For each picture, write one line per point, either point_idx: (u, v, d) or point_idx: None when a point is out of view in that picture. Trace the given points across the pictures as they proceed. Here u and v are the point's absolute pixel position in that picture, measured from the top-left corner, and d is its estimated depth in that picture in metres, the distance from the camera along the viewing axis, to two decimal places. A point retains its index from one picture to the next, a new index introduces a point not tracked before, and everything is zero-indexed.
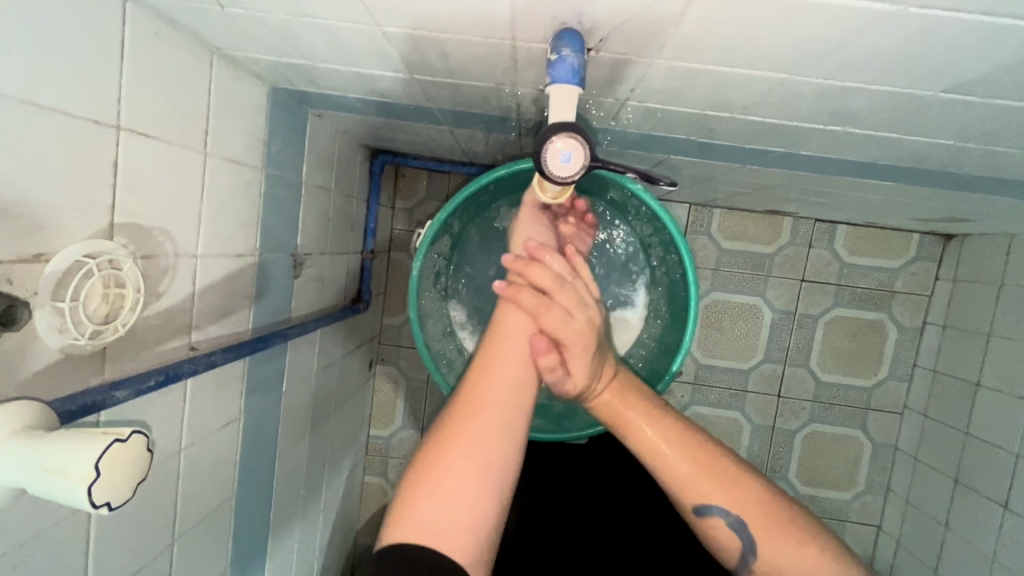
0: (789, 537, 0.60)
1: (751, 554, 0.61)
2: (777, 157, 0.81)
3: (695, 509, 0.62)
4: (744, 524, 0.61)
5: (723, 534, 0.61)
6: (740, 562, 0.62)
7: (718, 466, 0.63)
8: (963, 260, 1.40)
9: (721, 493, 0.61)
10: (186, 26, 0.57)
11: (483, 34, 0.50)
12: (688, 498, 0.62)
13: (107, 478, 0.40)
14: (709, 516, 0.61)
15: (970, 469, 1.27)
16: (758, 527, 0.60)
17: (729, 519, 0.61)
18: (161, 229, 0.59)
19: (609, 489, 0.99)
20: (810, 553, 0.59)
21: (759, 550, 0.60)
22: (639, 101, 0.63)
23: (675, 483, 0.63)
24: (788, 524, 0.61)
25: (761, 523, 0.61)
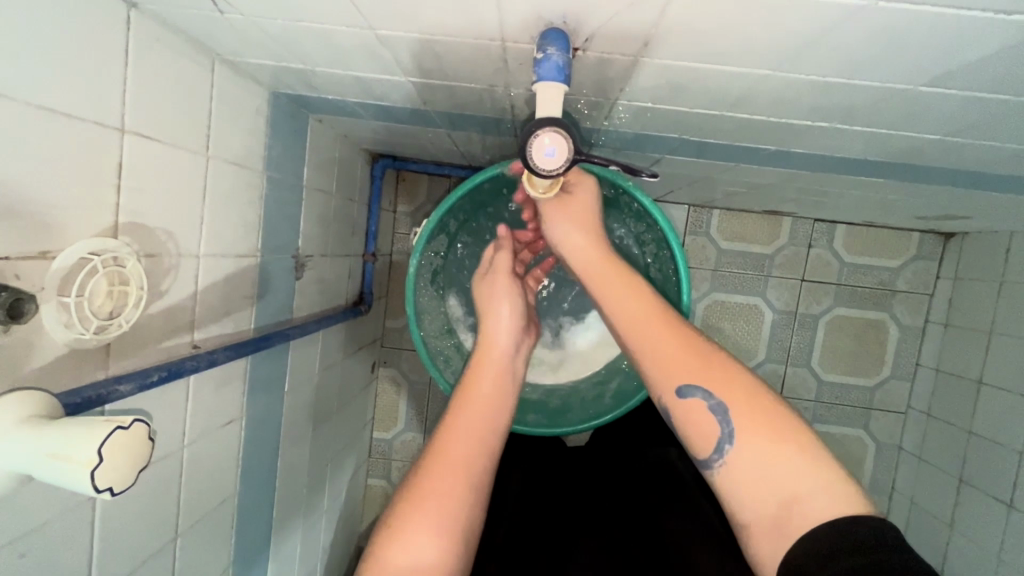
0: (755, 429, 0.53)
1: (728, 444, 0.53)
2: (770, 155, 0.81)
3: (677, 388, 0.57)
4: (726, 410, 0.54)
5: (700, 420, 0.55)
6: (716, 456, 0.54)
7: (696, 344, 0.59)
8: (963, 259, 1.40)
9: (694, 364, 0.57)
10: (187, 32, 0.59)
11: (473, 35, 0.51)
12: (665, 378, 0.58)
13: (108, 464, 0.40)
14: (689, 398, 0.56)
15: (974, 467, 1.27)
16: (737, 410, 0.54)
17: (710, 403, 0.55)
18: (164, 229, 0.60)
19: (614, 467, 0.97)
20: (792, 449, 0.51)
21: (737, 433, 0.53)
22: (630, 100, 0.64)
23: (657, 368, 0.59)
24: (774, 420, 0.53)
25: (743, 410, 0.54)
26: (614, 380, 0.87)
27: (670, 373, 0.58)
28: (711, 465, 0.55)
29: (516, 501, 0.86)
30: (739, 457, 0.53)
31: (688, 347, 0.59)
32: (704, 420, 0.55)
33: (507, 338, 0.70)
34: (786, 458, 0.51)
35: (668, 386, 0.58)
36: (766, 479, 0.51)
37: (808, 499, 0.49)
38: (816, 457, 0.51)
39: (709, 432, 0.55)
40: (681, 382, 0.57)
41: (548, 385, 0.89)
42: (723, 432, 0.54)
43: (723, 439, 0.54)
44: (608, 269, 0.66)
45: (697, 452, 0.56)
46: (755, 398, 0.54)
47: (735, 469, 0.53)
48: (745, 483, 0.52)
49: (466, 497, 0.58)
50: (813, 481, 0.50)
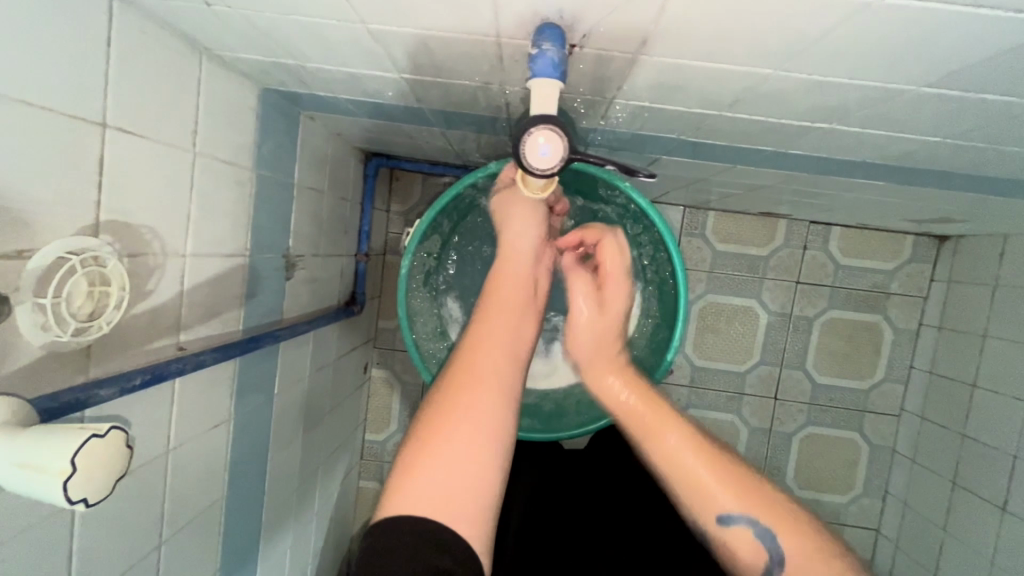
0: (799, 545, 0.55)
1: (777, 568, 0.56)
2: (768, 156, 0.81)
3: (722, 514, 0.58)
4: (773, 535, 0.56)
5: (745, 545, 0.57)
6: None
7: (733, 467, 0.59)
8: (957, 262, 1.40)
9: (732, 490, 0.58)
10: (173, 25, 0.57)
11: (468, 31, 0.50)
12: (709, 506, 0.58)
13: (82, 473, 0.39)
14: (734, 525, 0.57)
15: (967, 470, 1.27)
16: (783, 533, 0.56)
17: (756, 530, 0.57)
18: (148, 228, 0.59)
19: (614, 485, 0.97)
20: (837, 564, 0.55)
21: (789, 561, 0.55)
22: (627, 98, 0.63)
23: (693, 491, 0.58)
24: (809, 538, 0.56)
25: (790, 535, 0.56)
26: None
27: (712, 503, 0.58)
28: None
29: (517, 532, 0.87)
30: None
31: (724, 469, 0.59)
32: (750, 546, 0.56)
33: (528, 253, 0.64)
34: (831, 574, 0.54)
35: (710, 510, 0.58)
36: None
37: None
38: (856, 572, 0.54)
39: (755, 556, 0.56)
40: (726, 513, 0.57)
41: (543, 389, 0.88)
42: (771, 558, 0.56)
43: (771, 563, 0.56)
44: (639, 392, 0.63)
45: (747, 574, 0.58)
46: (794, 520, 0.57)
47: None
48: None
49: (491, 453, 0.52)
50: None
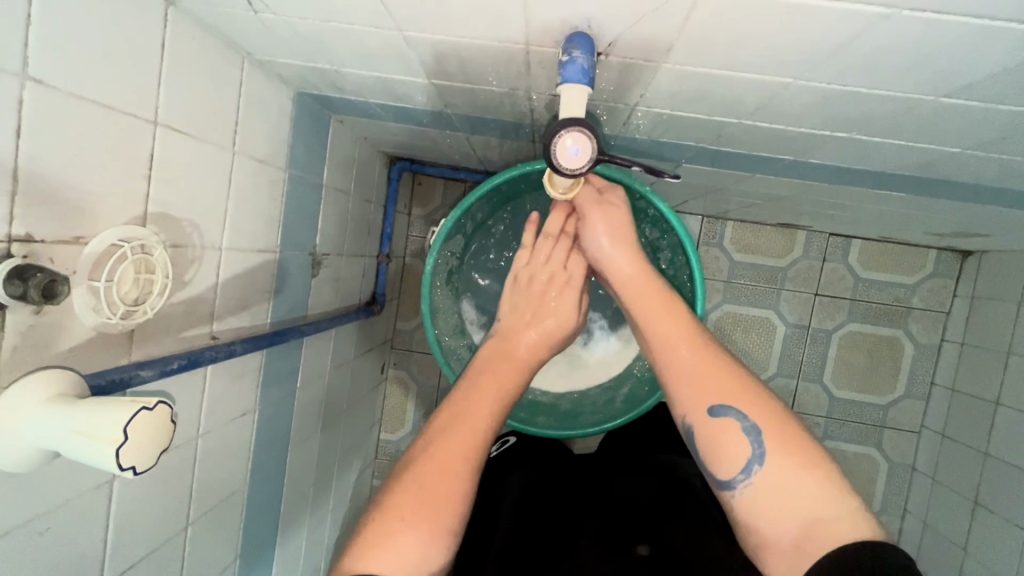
0: (780, 437, 0.55)
1: (757, 464, 0.55)
2: (787, 166, 0.82)
3: (710, 408, 0.58)
4: (759, 434, 0.56)
5: (732, 441, 0.56)
6: (740, 474, 0.55)
7: (725, 367, 0.60)
8: (981, 278, 1.38)
9: (719, 385, 0.59)
10: (220, 31, 0.60)
11: (499, 38, 0.52)
12: (697, 399, 0.59)
13: (133, 443, 0.41)
14: (721, 418, 0.58)
15: (990, 490, 1.24)
16: (770, 433, 0.56)
17: (743, 425, 0.57)
18: (190, 221, 0.62)
19: (606, 494, 0.93)
20: (820, 474, 0.53)
21: (770, 457, 0.55)
22: (648, 106, 0.65)
23: (685, 383, 0.61)
24: (799, 443, 0.55)
25: (775, 436, 0.55)
26: (625, 385, 0.86)
27: (703, 395, 0.59)
28: (733, 485, 0.56)
29: (510, 525, 0.82)
30: (768, 478, 0.54)
31: (719, 371, 0.60)
32: (736, 440, 0.56)
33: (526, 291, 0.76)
34: (811, 479, 0.53)
35: (699, 406, 0.59)
36: (793, 502, 0.53)
37: (832, 520, 0.51)
38: (838, 485, 0.53)
39: (738, 450, 0.56)
40: (714, 402, 0.58)
41: (558, 390, 0.89)
42: (753, 452, 0.55)
43: (752, 459, 0.55)
44: (644, 284, 0.68)
45: (722, 473, 0.57)
46: (785, 424, 0.56)
47: (763, 491, 0.54)
48: (770, 506, 0.53)
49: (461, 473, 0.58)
50: (835, 508, 0.52)
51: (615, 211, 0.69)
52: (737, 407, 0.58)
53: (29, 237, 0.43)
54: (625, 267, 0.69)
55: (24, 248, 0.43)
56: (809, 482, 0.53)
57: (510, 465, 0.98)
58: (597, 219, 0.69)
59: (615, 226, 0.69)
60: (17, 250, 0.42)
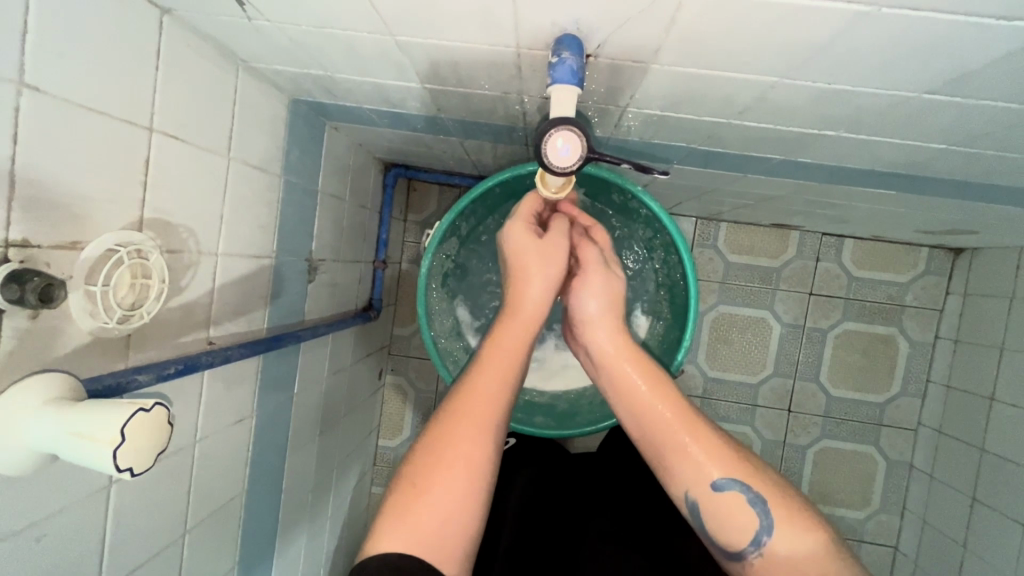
0: (783, 506, 0.56)
1: (766, 535, 0.56)
2: (777, 165, 0.83)
3: (712, 484, 0.58)
4: (763, 502, 0.56)
5: (738, 515, 0.57)
6: (752, 546, 0.56)
7: (722, 440, 0.60)
8: (973, 275, 1.39)
9: (720, 459, 0.58)
10: (214, 39, 0.61)
11: (490, 41, 0.53)
12: (698, 475, 0.58)
13: (130, 444, 0.41)
14: (725, 492, 0.57)
15: (987, 486, 1.24)
16: (773, 504, 0.56)
17: (747, 496, 0.57)
18: (186, 227, 0.62)
19: (607, 496, 0.95)
20: (823, 536, 0.55)
21: (776, 529, 0.55)
22: (639, 107, 0.66)
23: (684, 461, 0.59)
24: (799, 509, 0.56)
25: (781, 509, 0.56)
26: None
27: (704, 470, 0.58)
28: (745, 555, 0.57)
29: (513, 527, 0.84)
30: (774, 550, 0.55)
31: (714, 445, 0.59)
32: (744, 513, 0.56)
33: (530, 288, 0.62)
34: (818, 550, 0.54)
35: (705, 481, 0.58)
36: (803, 571, 0.54)
37: None
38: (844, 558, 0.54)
39: (746, 525, 0.56)
40: (717, 476, 0.58)
41: (555, 392, 0.89)
42: (761, 523, 0.56)
43: (761, 530, 0.56)
44: (630, 355, 0.64)
45: (732, 545, 0.57)
46: (784, 492, 0.57)
47: (769, 564, 0.55)
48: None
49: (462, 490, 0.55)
50: (840, 568, 0.54)
51: (608, 279, 0.67)
52: (743, 479, 0.58)
53: (26, 242, 0.44)
54: (608, 333, 0.65)
55: (21, 253, 0.43)
56: (813, 546, 0.55)
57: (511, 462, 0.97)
58: (592, 276, 0.66)
59: (603, 292, 0.66)
60: (14, 255, 0.43)
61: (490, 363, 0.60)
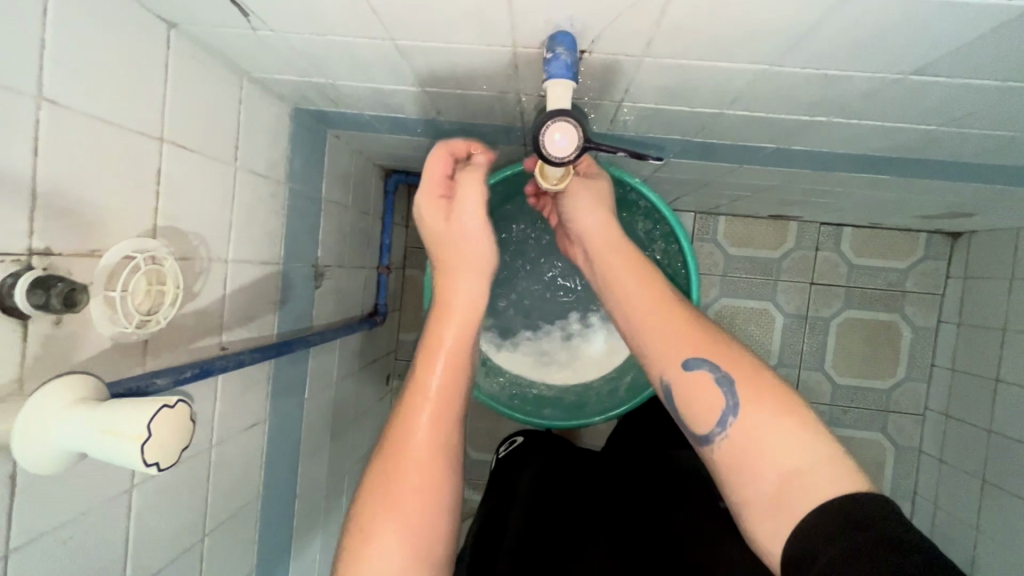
0: (755, 388, 0.55)
1: (731, 415, 0.55)
2: (771, 154, 0.84)
3: (684, 360, 0.59)
4: (732, 383, 0.56)
5: (705, 392, 0.57)
6: (717, 427, 0.55)
7: (698, 326, 0.61)
8: (972, 258, 1.40)
9: (689, 343, 0.60)
10: (218, 51, 0.63)
11: (486, 42, 0.55)
12: (670, 354, 0.60)
13: (156, 439, 0.42)
14: (694, 371, 0.58)
15: (997, 467, 1.25)
16: (742, 384, 0.56)
17: (716, 377, 0.57)
18: (197, 234, 0.64)
19: (616, 491, 0.94)
20: (799, 424, 0.53)
21: (742, 406, 0.55)
22: (633, 101, 0.67)
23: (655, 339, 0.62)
24: (775, 392, 0.55)
25: (747, 385, 0.56)
26: (628, 374, 0.88)
27: (675, 349, 0.60)
28: (711, 439, 0.56)
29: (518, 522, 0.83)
30: (743, 426, 0.54)
31: (686, 331, 0.61)
32: (710, 392, 0.57)
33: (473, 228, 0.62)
34: (788, 424, 0.53)
35: (673, 363, 0.60)
36: (770, 453, 0.52)
37: (812, 471, 0.50)
38: (818, 430, 0.53)
39: (713, 403, 0.56)
40: (687, 356, 0.59)
41: (562, 385, 0.91)
42: (727, 403, 0.55)
43: (727, 411, 0.55)
44: (614, 248, 0.67)
45: (699, 427, 0.57)
46: (760, 375, 0.56)
47: (738, 440, 0.54)
48: (745, 454, 0.53)
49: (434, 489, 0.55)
50: (812, 454, 0.51)
51: (594, 183, 0.69)
52: (708, 359, 0.58)
53: (48, 251, 0.45)
54: (598, 227, 0.68)
55: (44, 260, 0.45)
56: (786, 430, 0.52)
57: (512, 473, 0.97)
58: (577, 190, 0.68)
59: (591, 202, 0.68)
60: (37, 263, 0.44)
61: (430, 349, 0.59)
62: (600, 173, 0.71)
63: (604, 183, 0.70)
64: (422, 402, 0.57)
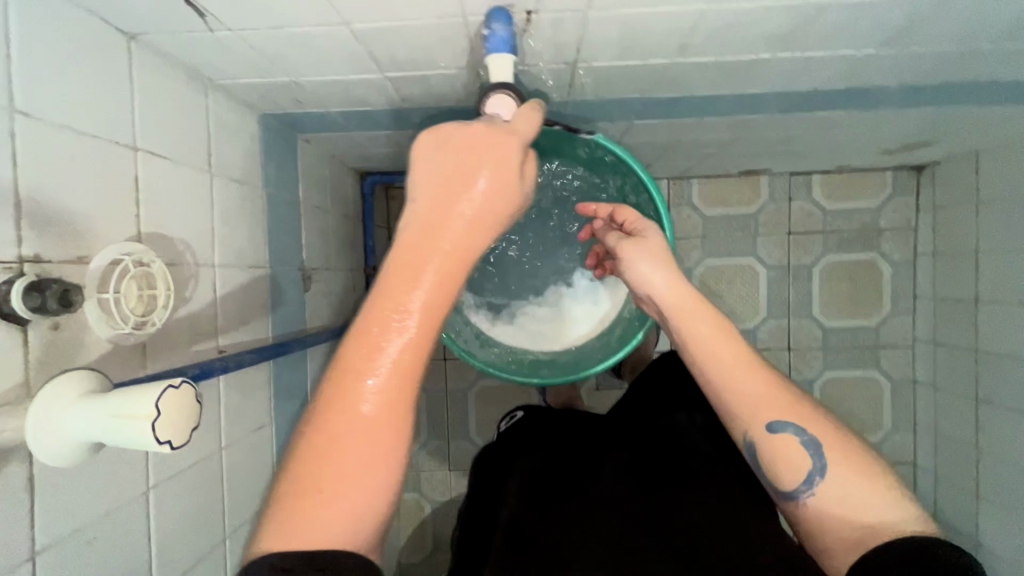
0: (838, 449, 0.59)
1: (819, 476, 0.58)
2: (727, 101, 0.87)
3: (769, 424, 0.61)
4: (818, 445, 0.59)
5: (792, 454, 0.60)
6: (804, 486, 0.59)
7: (778, 385, 0.63)
8: (938, 187, 1.44)
9: (775, 408, 0.61)
10: (179, 59, 0.64)
11: (438, 15, 0.57)
12: (755, 414, 0.62)
13: (165, 417, 0.43)
14: (780, 433, 0.61)
15: (988, 384, 1.29)
16: (828, 445, 0.59)
17: (802, 439, 0.60)
18: (181, 239, 0.66)
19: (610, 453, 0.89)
20: (878, 480, 0.57)
21: (829, 469, 0.58)
22: (588, 61, 0.70)
23: (740, 400, 0.62)
24: (855, 454, 0.59)
25: (834, 447, 0.59)
26: (618, 326, 0.90)
27: (760, 411, 0.61)
28: (797, 495, 0.60)
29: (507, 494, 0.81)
30: (834, 490, 0.58)
31: (770, 391, 0.62)
32: (796, 455, 0.59)
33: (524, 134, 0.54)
34: (872, 485, 0.57)
35: (757, 425, 0.62)
36: (855, 508, 0.56)
37: (893, 521, 0.55)
38: (894, 487, 0.57)
39: (801, 465, 0.59)
40: (773, 419, 0.61)
41: (557, 348, 0.93)
42: (814, 464, 0.59)
43: (813, 471, 0.59)
44: (691, 306, 0.65)
45: (785, 484, 0.60)
46: (841, 436, 0.60)
47: (828, 501, 0.58)
48: (831, 510, 0.57)
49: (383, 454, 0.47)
50: (894, 507, 0.56)
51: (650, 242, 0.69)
52: (795, 422, 0.61)
53: (37, 258, 0.47)
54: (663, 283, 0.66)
55: (35, 268, 0.46)
56: (868, 488, 0.57)
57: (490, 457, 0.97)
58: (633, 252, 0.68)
59: (652, 260, 0.67)
60: (29, 270, 0.46)
61: (405, 268, 0.49)
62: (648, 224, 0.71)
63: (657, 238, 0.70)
64: (396, 340, 0.48)
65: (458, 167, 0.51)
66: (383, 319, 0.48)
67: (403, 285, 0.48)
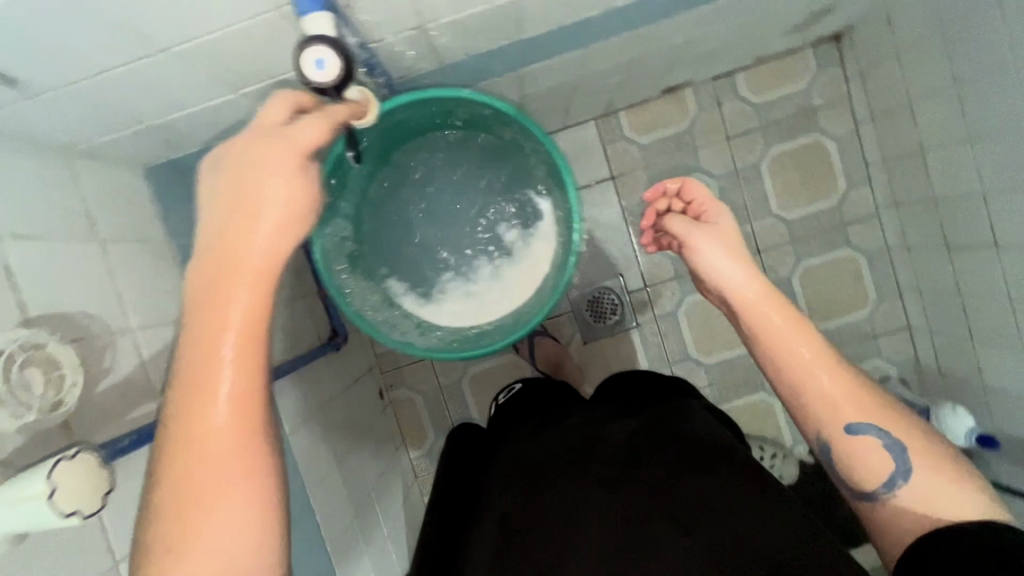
0: (921, 453, 0.59)
1: (902, 479, 0.59)
2: (602, 22, 0.85)
3: (849, 426, 0.62)
4: (902, 449, 0.60)
5: (873, 455, 0.60)
6: (886, 488, 0.60)
7: (863, 388, 0.63)
8: (859, 50, 1.42)
9: (856, 412, 0.62)
10: (21, 133, 0.62)
11: (250, 13, 0.54)
12: (836, 415, 0.62)
13: (64, 489, 0.45)
14: (860, 435, 0.61)
15: (952, 227, 1.27)
16: (912, 449, 0.60)
17: (884, 442, 0.60)
18: (82, 313, 0.64)
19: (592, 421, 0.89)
20: (960, 481, 0.58)
21: (914, 473, 0.58)
22: (435, 20, 0.68)
23: (821, 401, 0.63)
24: (939, 460, 0.59)
25: (919, 452, 0.59)
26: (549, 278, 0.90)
27: (841, 413, 0.62)
28: (876, 496, 0.60)
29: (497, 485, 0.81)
30: (913, 492, 0.58)
31: (855, 395, 0.63)
32: (879, 458, 0.60)
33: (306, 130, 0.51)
34: (956, 487, 0.57)
35: (835, 423, 0.62)
36: (933, 504, 0.57)
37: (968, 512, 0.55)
38: (978, 487, 0.57)
39: (883, 466, 0.60)
40: (854, 422, 0.61)
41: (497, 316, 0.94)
42: (899, 468, 0.59)
43: (897, 474, 0.59)
44: (765, 302, 0.69)
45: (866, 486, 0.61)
46: (924, 441, 0.60)
47: (910, 502, 0.58)
48: (909, 508, 0.58)
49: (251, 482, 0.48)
50: (977, 504, 0.55)
51: (724, 239, 0.76)
52: (876, 424, 0.61)
53: None
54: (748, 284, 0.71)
55: None
56: (952, 487, 0.57)
57: (471, 454, 0.97)
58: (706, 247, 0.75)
59: (726, 255, 0.73)
60: None
61: (220, 285, 0.48)
62: (726, 224, 0.77)
63: (733, 236, 0.76)
64: (228, 365, 0.47)
65: (240, 174, 0.49)
66: (209, 354, 0.47)
67: (216, 310, 0.48)
